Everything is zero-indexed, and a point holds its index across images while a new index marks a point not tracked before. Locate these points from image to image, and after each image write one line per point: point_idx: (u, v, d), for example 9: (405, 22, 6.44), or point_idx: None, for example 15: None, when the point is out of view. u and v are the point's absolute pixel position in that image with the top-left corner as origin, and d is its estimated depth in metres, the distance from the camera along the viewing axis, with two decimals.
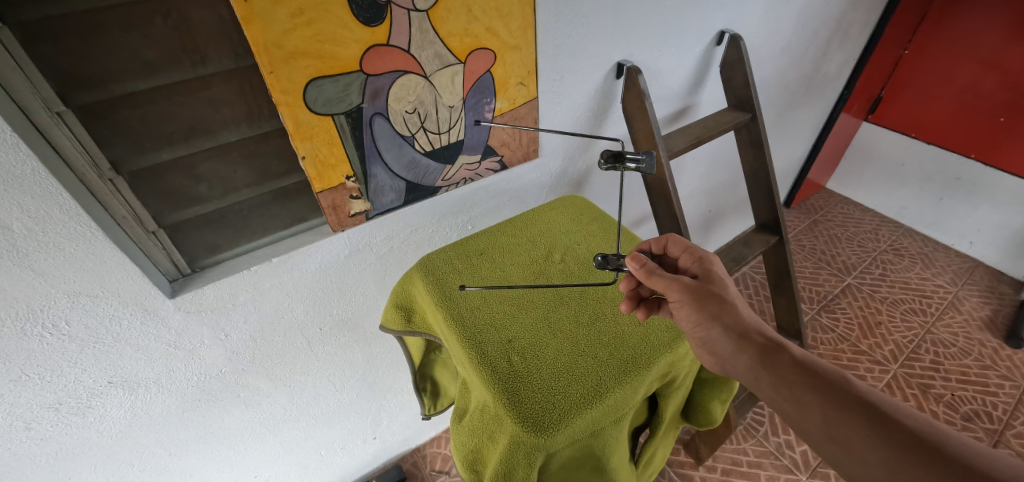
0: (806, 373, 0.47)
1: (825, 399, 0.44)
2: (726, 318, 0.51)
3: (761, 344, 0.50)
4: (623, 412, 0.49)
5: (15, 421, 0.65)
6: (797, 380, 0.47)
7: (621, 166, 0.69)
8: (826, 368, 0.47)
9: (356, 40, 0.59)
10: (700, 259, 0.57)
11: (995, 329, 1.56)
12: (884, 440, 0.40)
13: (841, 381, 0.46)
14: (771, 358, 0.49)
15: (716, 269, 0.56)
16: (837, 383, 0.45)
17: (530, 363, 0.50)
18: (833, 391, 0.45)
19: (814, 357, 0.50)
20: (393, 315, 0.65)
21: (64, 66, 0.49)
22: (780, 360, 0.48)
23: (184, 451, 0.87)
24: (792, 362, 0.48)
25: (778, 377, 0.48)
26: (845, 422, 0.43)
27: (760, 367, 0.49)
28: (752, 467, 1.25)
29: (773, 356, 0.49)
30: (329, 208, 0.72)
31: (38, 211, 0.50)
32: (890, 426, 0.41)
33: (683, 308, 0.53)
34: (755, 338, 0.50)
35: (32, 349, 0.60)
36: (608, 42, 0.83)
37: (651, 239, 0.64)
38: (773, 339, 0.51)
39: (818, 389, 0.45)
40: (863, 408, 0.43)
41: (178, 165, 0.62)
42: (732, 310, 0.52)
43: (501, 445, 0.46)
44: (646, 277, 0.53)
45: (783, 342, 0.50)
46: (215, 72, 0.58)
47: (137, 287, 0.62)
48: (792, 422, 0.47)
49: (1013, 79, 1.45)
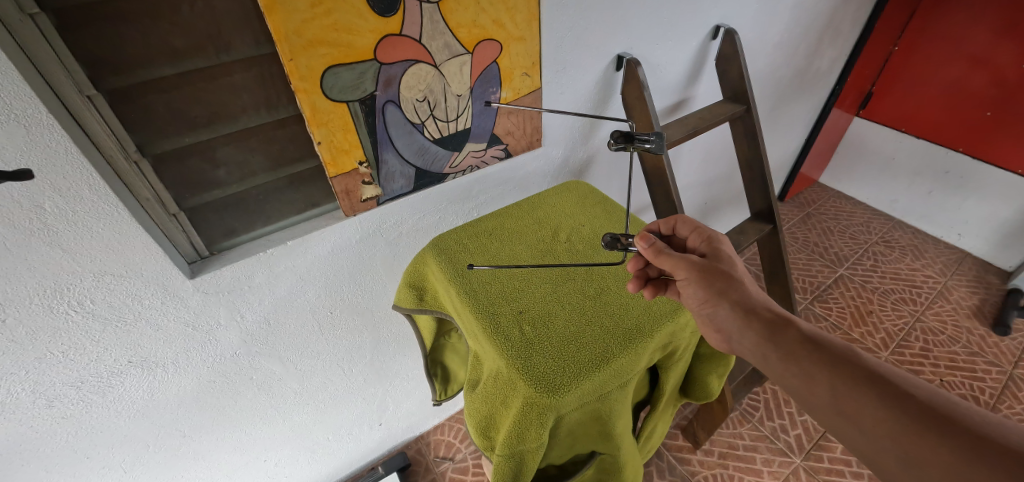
0: (813, 347, 0.48)
1: (833, 373, 0.45)
2: (733, 294, 0.54)
3: (768, 319, 0.52)
4: (629, 376, 0.52)
5: (38, 399, 0.68)
6: (805, 355, 0.48)
7: (632, 145, 0.73)
8: (833, 343, 0.48)
9: (371, 30, 0.61)
10: (710, 241, 0.59)
11: (982, 317, 1.61)
12: (894, 411, 0.41)
13: (848, 355, 0.46)
14: (778, 333, 0.50)
15: (725, 250, 0.58)
16: (845, 356, 0.46)
17: (539, 332, 0.53)
18: (842, 364, 0.46)
19: (822, 332, 0.51)
20: (405, 294, 0.68)
21: (96, 52, 0.52)
22: (787, 335, 0.50)
23: (197, 434, 0.90)
24: (799, 337, 0.49)
25: (786, 352, 0.49)
26: (854, 394, 0.43)
27: (767, 342, 0.51)
28: (748, 450, 1.28)
29: (780, 332, 0.50)
30: (343, 193, 0.75)
31: (70, 189, 0.53)
32: (899, 397, 0.42)
33: (690, 286, 0.56)
34: (762, 313, 0.52)
35: (57, 326, 0.62)
36: (609, 35, 0.87)
37: (661, 220, 0.67)
38: (780, 315, 0.52)
39: (826, 362, 0.46)
40: (872, 380, 0.43)
41: (199, 149, 0.65)
42: (739, 286, 0.54)
43: (514, 407, 0.49)
44: (655, 255, 0.56)
45: (790, 318, 0.52)
46: (237, 60, 0.60)
47: (160, 266, 0.65)
48: (799, 397, 0.48)
49: (998, 74, 1.50)
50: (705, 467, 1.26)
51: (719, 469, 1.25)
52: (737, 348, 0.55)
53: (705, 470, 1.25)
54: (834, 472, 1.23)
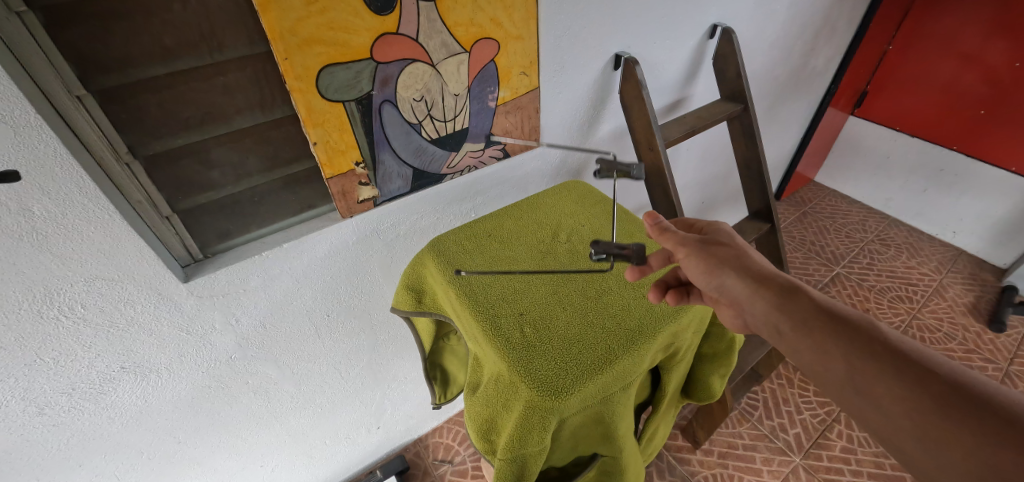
0: (830, 320, 0.47)
1: (851, 344, 0.44)
2: (742, 263, 0.54)
3: (783, 289, 0.51)
4: (631, 378, 0.51)
5: (29, 406, 0.66)
6: (820, 328, 0.47)
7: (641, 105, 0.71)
8: (853, 316, 0.47)
9: (367, 28, 0.61)
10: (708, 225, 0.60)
11: (978, 315, 1.62)
12: (913, 389, 0.40)
13: (868, 329, 0.45)
14: (793, 304, 0.49)
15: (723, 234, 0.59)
16: (862, 327, 0.45)
17: (541, 334, 0.52)
18: (861, 339, 0.44)
19: (840, 304, 0.49)
20: (404, 297, 0.67)
21: (86, 51, 0.51)
22: (803, 307, 0.48)
23: (192, 440, 0.88)
24: (815, 309, 0.48)
25: (801, 324, 0.48)
26: (871, 367, 0.42)
27: (780, 312, 0.50)
28: (747, 449, 1.28)
29: (794, 300, 0.49)
30: (339, 194, 0.73)
31: (58, 192, 0.51)
32: (920, 375, 0.40)
33: (691, 259, 0.56)
34: (777, 283, 0.51)
35: (47, 332, 0.61)
36: (607, 34, 0.86)
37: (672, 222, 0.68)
38: (796, 284, 0.51)
39: (843, 336, 0.45)
40: (892, 357, 0.42)
41: (193, 150, 0.63)
42: (749, 257, 0.54)
43: (516, 411, 0.49)
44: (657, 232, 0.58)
45: (807, 290, 0.50)
46: (231, 59, 0.59)
47: (153, 270, 0.63)
48: (812, 370, 0.47)
49: (992, 73, 1.51)
50: (705, 467, 1.26)
51: (719, 469, 1.25)
52: (746, 319, 0.54)
53: (705, 470, 1.25)
54: (833, 470, 1.23)
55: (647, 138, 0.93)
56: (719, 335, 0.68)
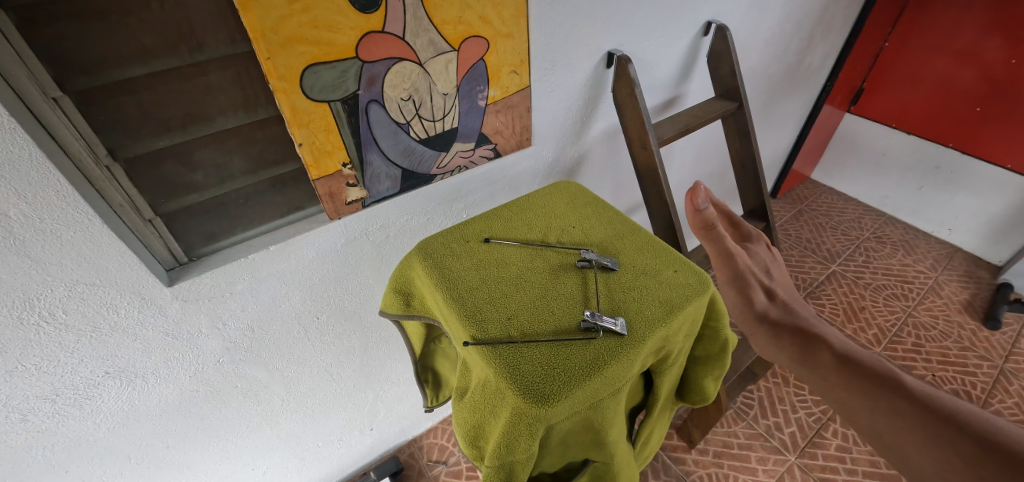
0: (843, 368, 0.57)
1: (865, 391, 0.54)
2: (773, 314, 0.67)
3: (802, 343, 0.63)
4: (620, 384, 0.50)
5: (11, 413, 0.65)
6: (834, 378, 0.57)
7: (593, 261, 0.60)
8: (864, 361, 0.57)
9: (352, 27, 0.59)
10: (703, 228, 0.65)
11: (973, 312, 1.62)
12: (926, 433, 0.48)
13: (879, 374, 0.55)
14: (811, 357, 0.61)
15: (723, 237, 0.65)
16: (879, 375, 0.55)
17: (528, 339, 0.51)
18: (873, 388, 0.54)
19: (856, 351, 0.60)
20: (392, 300, 0.66)
21: (61, 51, 0.50)
22: (820, 358, 0.60)
23: (181, 444, 0.87)
24: (830, 359, 0.59)
25: (820, 377, 0.59)
26: (885, 413, 0.52)
27: (803, 364, 0.61)
28: (742, 449, 1.28)
29: (815, 353, 0.61)
30: (326, 196, 0.72)
31: (35, 196, 0.50)
32: (930, 420, 0.49)
33: (724, 286, 0.69)
34: (797, 337, 0.64)
35: (29, 338, 0.60)
36: (599, 32, 0.85)
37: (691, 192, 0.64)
38: (814, 340, 0.62)
39: (854, 383, 0.55)
40: (901, 402, 0.51)
41: (175, 152, 0.62)
42: (780, 303, 0.68)
43: (502, 418, 0.48)
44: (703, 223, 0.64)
45: (824, 342, 0.61)
46: (212, 59, 0.58)
47: (135, 275, 0.62)
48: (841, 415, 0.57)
49: (988, 70, 1.50)
50: (700, 467, 1.25)
51: (714, 469, 1.24)
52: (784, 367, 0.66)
53: (700, 470, 1.25)
54: (829, 469, 1.23)
55: (640, 137, 0.93)
56: (711, 338, 0.67)
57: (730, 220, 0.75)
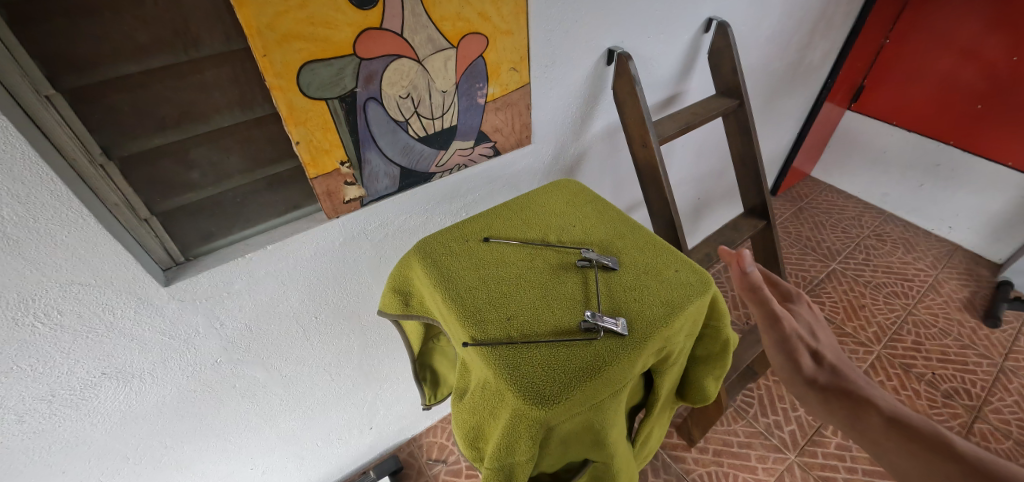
0: (903, 439, 0.48)
1: (929, 465, 0.46)
2: (819, 376, 0.56)
3: (852, 406, 0.53)
4: (620, 385, 0.49)
5: (7, 414, 0.65)
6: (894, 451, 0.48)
7: (594, 261, 0.59)
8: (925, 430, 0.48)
9: (349, 24, 0.58)
10: (748, 290, 0.58)
11: (973, 310, 1.61)
12: None
13: (945, 445, 0.46)
14: (862, 424, 0.51)
15: (771, 302, 0.56)
16: (945, 447, 0.46)
17: (527, 339, 0.50)
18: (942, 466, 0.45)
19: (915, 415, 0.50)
20: (390, 300, 0.66)
21: (54, 48, 0.49)
22: (873, 424, 0.50)
23: (179, 444, 0.87)
24: (883, 424, 0.50)
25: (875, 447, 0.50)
26: None
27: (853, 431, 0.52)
28: (742, 447, 1.28)
29: (867, 418, 0.51)
30: (324, 194, 0.72)
31: (28, 196, 0.49)
32: None
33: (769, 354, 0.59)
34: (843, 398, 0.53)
35: (23, 339, 0.59)
36: (599, 28, 0.84)
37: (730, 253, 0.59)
38: (864, 401, 0.52)
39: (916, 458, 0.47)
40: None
41: (171, 151, 0.62)
42: (828, 365, 0.57)
43: (502, 419, 0.47)
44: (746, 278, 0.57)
45: (875, 404, 0.52)
46: (207, 56, 0.57)
47: (131, 275, 0.61)
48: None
49: (990, 67, 1.49)
50: (700, 465, 1.25)
51: (713, 467, 1.24)
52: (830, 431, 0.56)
53: (700, 468, 1.24)
54: (828, 467, 1.23)
55: (641, 134, 0.92)
56: (712, 337, 0.66)
57: (768, 278, 0.67)
